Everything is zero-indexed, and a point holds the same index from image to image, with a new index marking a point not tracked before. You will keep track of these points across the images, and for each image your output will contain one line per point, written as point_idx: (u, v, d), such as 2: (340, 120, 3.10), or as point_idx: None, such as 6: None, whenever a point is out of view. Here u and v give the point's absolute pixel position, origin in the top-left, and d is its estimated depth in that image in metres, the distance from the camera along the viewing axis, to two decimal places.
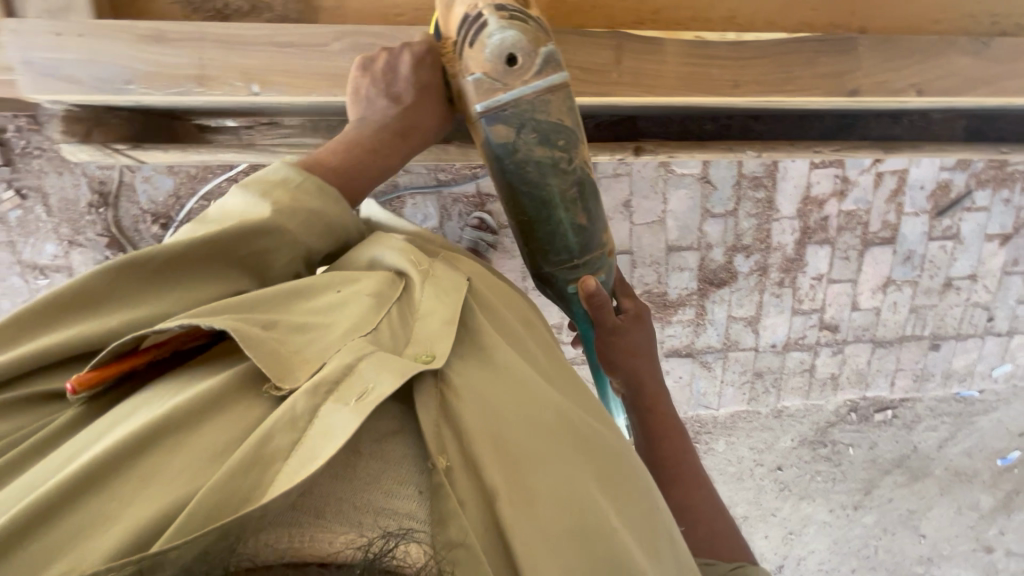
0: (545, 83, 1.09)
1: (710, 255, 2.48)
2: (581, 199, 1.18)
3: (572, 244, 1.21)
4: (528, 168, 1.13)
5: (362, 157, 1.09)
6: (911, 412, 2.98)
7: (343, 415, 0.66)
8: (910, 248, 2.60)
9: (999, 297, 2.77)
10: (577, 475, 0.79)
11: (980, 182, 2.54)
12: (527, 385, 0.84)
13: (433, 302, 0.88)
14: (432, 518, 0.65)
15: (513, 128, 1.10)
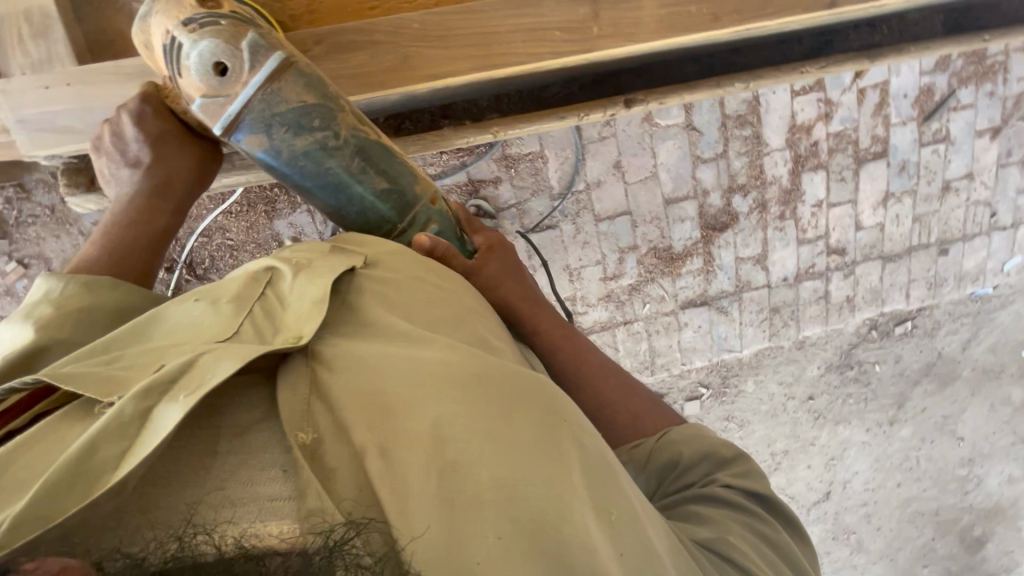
0: (262, 82, 1.20)
1: (708, 201, 2.49)
2: (366, 167, 1.28)
3: (385, 210, 1.29)
4: (301, 161, 1.25)
5: (132, 223, 1.28)
6: (930, 320, 2.99)
7: (174, 408, 0.70)
8: (903, 158, 2.60)
9: (998, 191, 2.77)
10: (459, 422, 0.77)
11: (962, 79, 2.53)
12: (412, 345, 0.88)
13: (303, 290, 0.93)
14: (297, 492, 0.71)
15: (261, 133, 1.22)
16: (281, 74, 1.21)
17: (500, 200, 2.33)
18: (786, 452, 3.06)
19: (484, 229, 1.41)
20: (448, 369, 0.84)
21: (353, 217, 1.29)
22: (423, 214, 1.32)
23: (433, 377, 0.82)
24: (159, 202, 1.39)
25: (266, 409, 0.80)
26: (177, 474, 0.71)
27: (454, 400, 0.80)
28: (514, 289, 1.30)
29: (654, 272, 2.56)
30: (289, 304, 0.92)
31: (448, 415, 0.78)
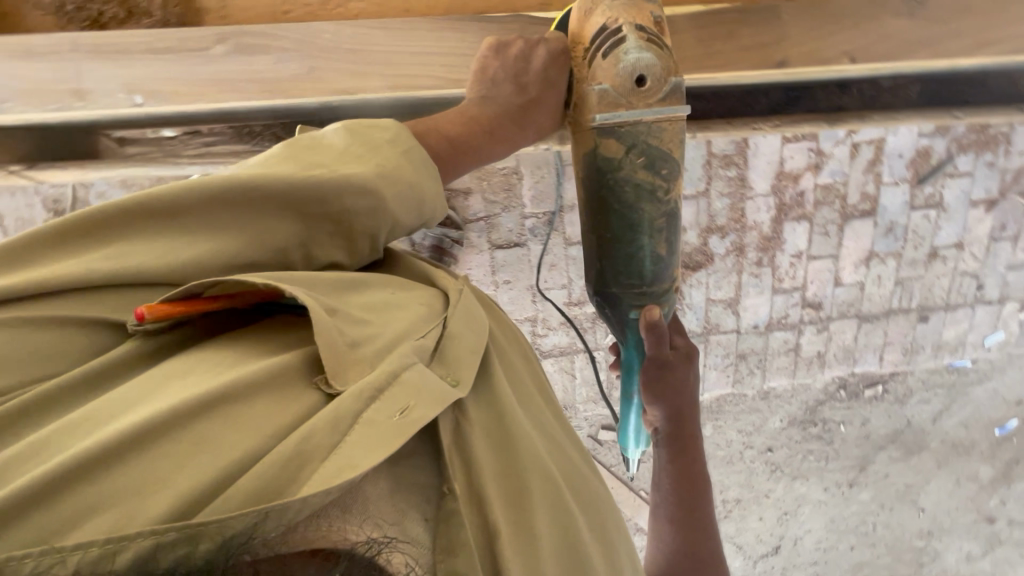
0: (660, 113, 1.53)
1: (684, 239, 2.43)
2: (662, 230, 1.63)
3: (649, 269, 1.64)
4: (629, 189, 1.57)
5: (475, 134, 1.50)
6: (902, 386, 2.91)
7: (389, 424, 0.83)
8: (891, 219, 2.52)
9: (988, 264, 2.69)
10: (556, 500, 1.03)
11: (961, 147, 2.44)
12: (526, 427, 1.09)
13: (462, 335, 1.10)
14: (436, 547, 0.82)
15: (622, 146, 1.54)
16: (675, 118, 1.55)
17: (471, 213, 2.27)
18: (738, 501, 2.98)
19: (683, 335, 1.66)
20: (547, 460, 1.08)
21: (620, 254, 1.63)
22: (666, 294, 1.70)
23: (542, 463, 1.06)
24: (507, 126, 1.56)
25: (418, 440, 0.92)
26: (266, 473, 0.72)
27: (553, 490, 1.04)
28: (687, 394, 1.56)
29: None
30: (452, 335, 1.09)
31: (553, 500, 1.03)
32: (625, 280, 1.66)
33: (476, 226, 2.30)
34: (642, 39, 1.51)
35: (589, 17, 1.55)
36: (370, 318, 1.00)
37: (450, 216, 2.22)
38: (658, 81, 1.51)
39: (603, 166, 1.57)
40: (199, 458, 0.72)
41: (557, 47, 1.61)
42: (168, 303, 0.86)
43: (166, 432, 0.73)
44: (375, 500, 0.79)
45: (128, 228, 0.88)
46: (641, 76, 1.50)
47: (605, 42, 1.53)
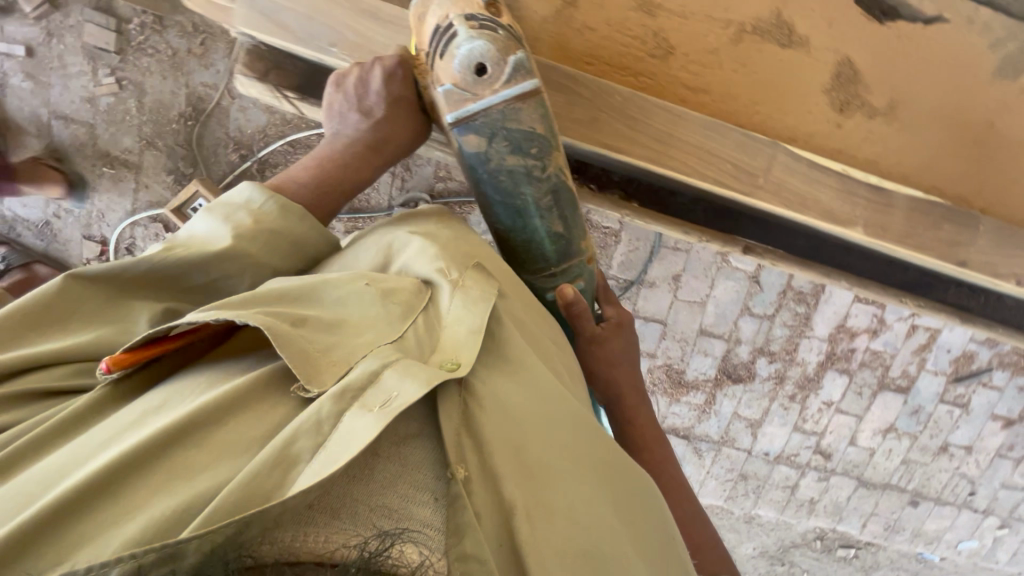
0: (513, 92, 1.20)
1: (736, 350, 2.54)
2: (553, 207, 1.33)
3: (549, 252, 1.37)
4: (502, 177, 1.28)
5: (337, 173, 1.26)
6: (872, 558, 3.00)
7: (366, 419, 0.71)
8: (919, 403, 2.67)
9: (985, 476, 2.84)
10: (585, 493, 0.83)
11: (1002, 362, 2.61)
12: (553, 407, 0.91)
13: (465, 317, 0.94)
14: (447, 529, 0.69)
15: (481, 138, 1.24)
16: (530, 96, 1.22)
17: None
18: None
19: (617, 305, 1.51)
20: (581, 446, 0.89)
21: (518, 245, 1.37)
22: (574, 267, 1.40)
23: (572, 448, 0.87)
24: (371, 156, 1.32)
25: (421, 426, 0.79)
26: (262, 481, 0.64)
27: (586, 482, 0.84)
28: (619, 367, 1.42)
29: (657, 386, 2.60)
30: (450, 320, 0.94)
31: (581, 492, 0.83)
32: (533, 267, 1.38)
33: None
34: (473, 27, 1.19)
35: (424, 16, 1.24)
36: (343, 328, 0.88)
37: None
38: (496, 66, 1.19)
39: (471, 164, 1.29)
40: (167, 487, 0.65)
41: (391, 63, 1.33)
42: (129, 349, 0.85)
43: (125, 467, 0.66)
44: (386, 491, 0.69)
45: (55, 315, 0.91)
46: (479, 65, 1.18)
47: (441, 40, 1.22)
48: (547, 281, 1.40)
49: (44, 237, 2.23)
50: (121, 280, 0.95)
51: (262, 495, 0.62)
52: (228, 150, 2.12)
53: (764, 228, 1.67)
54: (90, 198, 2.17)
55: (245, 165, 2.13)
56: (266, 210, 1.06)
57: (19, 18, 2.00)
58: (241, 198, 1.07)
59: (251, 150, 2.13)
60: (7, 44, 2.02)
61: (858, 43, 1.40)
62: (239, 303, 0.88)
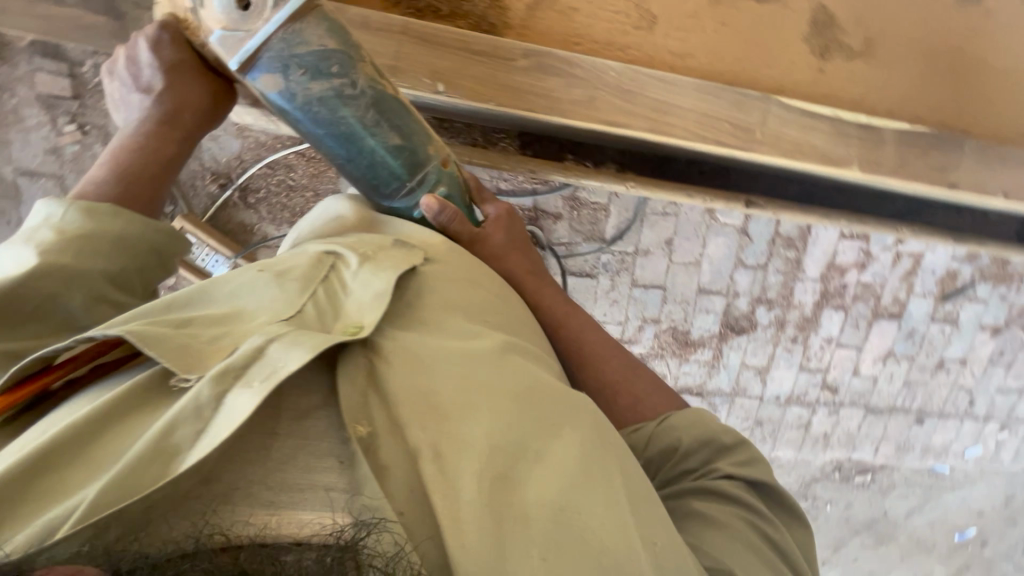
0: (285, 16, 1.11)
1: (735, 303, 2.61)
2: (383, 119, 1.23)
3: (394, 166, 1.26)
4: (315, 107, 1.18)
5: (138, 163, 1.27)
6: (887, 479, 3.14)
7: (245, 397, 0.78)
8: (913, 326, 2.78)
9: (981, 384, 2.99)
10: (492, 426, 0.88)
11: (983, 275, 2.74)
12: (465, 349, 0.96)
13: (370, 282, 0.98)
14: (351, 486, 0.81)
15: (279, 78, 1.15)
16: (309, 14, 1.13)
17: (554, 235, 2.39)
18: None
19: (494, 201, 1.45)
20: (497, 376, 0.93)
21: (363, 170, 1.26)
22: (432, 174, 1.30)
23: (485, 382, 0.92)
24: (168, 132, 1.32)
25: (325, 396, 0.87)
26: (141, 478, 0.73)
27: (497, 409, 0.90)
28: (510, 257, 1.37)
29: (666, 350, 2.65)
30: (353, 288, 0.98)
31: (492, 421, 0.88)
32: (390, 190, 1.29)
33: (554, 249, 2.40)
34: None
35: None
36: (225, 319, 0.91)
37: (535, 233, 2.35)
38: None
39: (285, 112, 1.19)
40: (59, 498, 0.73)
41: (154, 34, 1.31)
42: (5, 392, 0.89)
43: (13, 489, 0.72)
44: (285, 470, 0.80)
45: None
46: (243, 0, 1.11)
47: None
48: (410, 197, 1.29)
49: None
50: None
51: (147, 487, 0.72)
52: (206, 181, 2.09)
53: (755, 179, 1.73)
54: None
55: (226, 194, 2.11)
56: (65, 220, 1.09)
57: None
58: (41, 216, 1.09)
59: (230, 179, 2.10)
60: None
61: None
62: (123, 322, 0.90)
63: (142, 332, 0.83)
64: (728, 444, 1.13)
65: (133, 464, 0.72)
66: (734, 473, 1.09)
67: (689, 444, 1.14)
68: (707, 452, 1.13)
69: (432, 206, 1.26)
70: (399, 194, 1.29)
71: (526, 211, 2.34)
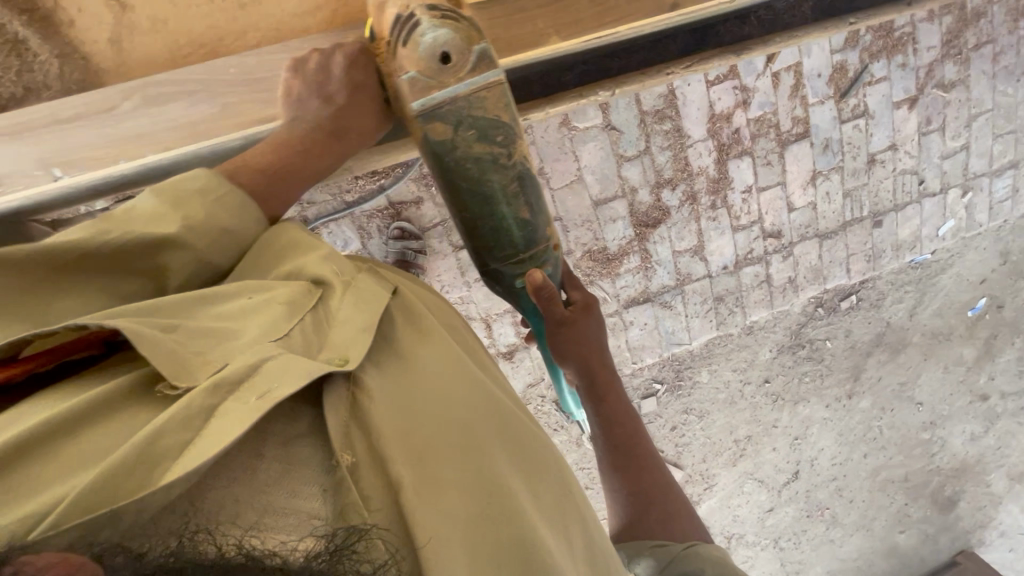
0: (484, 82, 1.25)
1: (637, 199, 2.48)
2: (520, 195, 1.35)
3: (517, 237, 1.39)
4: (467, 163, 1.30)
5: (295, 156, 1.28)
6: (874, 291, 3.03)
7: (245, 408, 0.78)
8: (825, 136, 2.62)
9: (923, 159, 2.81)
10: (474, 458, 0.92)
11: (872, 54, 2.56)
12: (433, 382, 1.01)
13: (353, 311, 1.04)
14: (334, 514, 0.77)
15: (449, 126, 1.26)
16: (493, 83, 1.26)
17: (425, 220, 2.29)
18: (749, 437, 3.06)
19: (581, 288, 1.56)
20: (464, 405, 1.00)
21: (488, 231, 1.36)
22: (546, 256, 1.45)
23: (454, 408, 0.98)
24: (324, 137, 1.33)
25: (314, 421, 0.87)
26: (158, 465, 0.71)
27: (466, 432, 0.96)
28: (588, 354, 1.52)
29: (593, 274, 2.54)
30: (337, 317, 1.02)
31: (459, 449, 0.92)
32: (501, 259, 1.41)
33: (432, 231, 2.31)
34: (436, 17, 1.21)
35: (383, 5, 1.24)
36: (224, 323, 0.96)
37: (405, 226, 2.26)
38: (461, 55, 1.22)
39: (437, 153, 1.29)
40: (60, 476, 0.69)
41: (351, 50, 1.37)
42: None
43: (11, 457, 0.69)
44: (267, 480, 0.77)
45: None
46: (444, 54, 1.21)
47: (403, 27, 1.23)
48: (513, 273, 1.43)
49: None
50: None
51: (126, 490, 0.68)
52: None
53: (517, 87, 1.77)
54: None
55: None
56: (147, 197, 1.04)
57: None
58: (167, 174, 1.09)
59: None
60: None
61: None
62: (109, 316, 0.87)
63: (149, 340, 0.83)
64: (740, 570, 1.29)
65: (124, 461, 0.69)
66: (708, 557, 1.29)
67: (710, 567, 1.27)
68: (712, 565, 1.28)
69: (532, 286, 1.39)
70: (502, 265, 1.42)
71: (385, 210, 2.25)
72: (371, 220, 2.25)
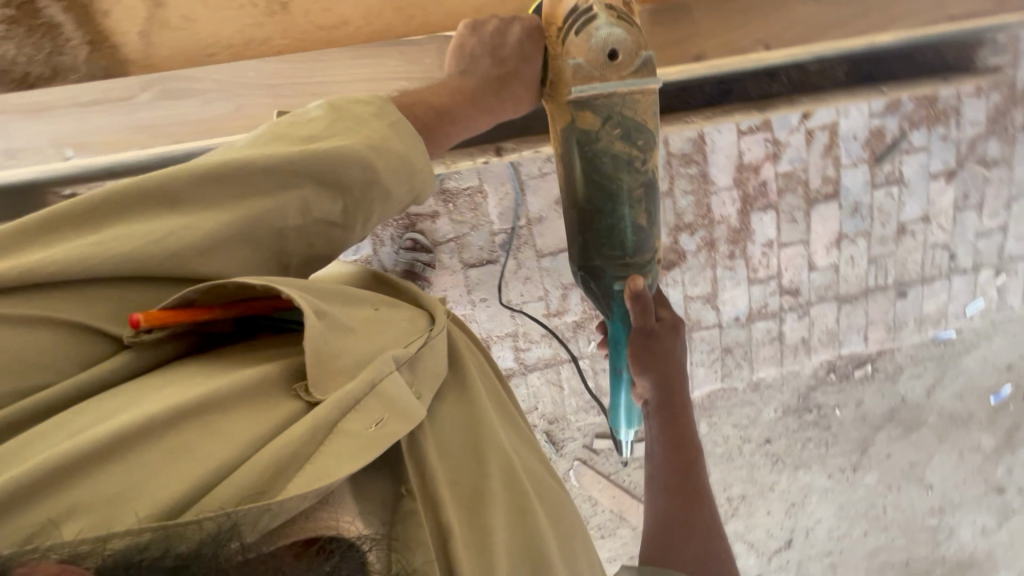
0: (635, 79, 1.54)
1: (654, 239, 2.46)
2: (642, 200, 1.62)
3: (629, 240, 1.63)
4: (603, 156, 1.58)
5: (463, 105, 1.49)
6: (891, 363, 2.92)
7: (365, 434, 0.85)
8: (855, 199, 2.56)
9: (957, 234, 2.73)
10: (513, 512, 1.04)
11: (913, 123, 2.50)
12: (480, 425, 1.11)
13: (440, 339, 1.14)
14: (398, 542, 0.86)
15: (598, 118, 1.55)
16: (647, 90, 1.56)
17: (439, 235, 2.30)
18: (744, 497, 2.95)
19: (668, 307, 1.66)
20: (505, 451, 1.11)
21: (603, 227, 1.62)
22: (648, 265, 1.67)
23: (497, 452, 1.09)
24: (493, 98, 1.55)
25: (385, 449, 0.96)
26: (269, 478, 0.76)
27: (506, 478, 1.07)
28: (670, 367, 1.55)
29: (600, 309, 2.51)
30: (434, 340, 1.13)
31: (498, 494, 1.03)
32: (609, 257, 1.64)
33: (444, 246, 2.32)
34: (613, 17, 1.50)
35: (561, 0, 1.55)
36: (363, 323, 1.01)
37: (417, 239, 2.28)
38: (627, 55, 1.52)
39: (581, 140, 1.57)
40: (189, 456, 0.73)
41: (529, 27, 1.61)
42: (159, 310, 0.84)
43: (128, 440, 0.71)
44: (346, 504, 0.83)
45: (52, 227, 0.79)
46: (612, 51, 1.50)
47: (577, 18, 1.52)
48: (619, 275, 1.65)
49: None
50: (122, 202, 0.84)
51: (250, 493, 0.74)
52: None
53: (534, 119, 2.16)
54: None
55: None
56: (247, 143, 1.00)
57: None
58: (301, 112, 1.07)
59: None
60: None
61: None
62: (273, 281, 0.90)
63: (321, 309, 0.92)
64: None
65: (252, 466, 0.75)
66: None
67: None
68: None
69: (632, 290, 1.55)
70: (614, 265, 1.64)
71: (400, 219, 2.27)
72: (385, 229, 2.27)
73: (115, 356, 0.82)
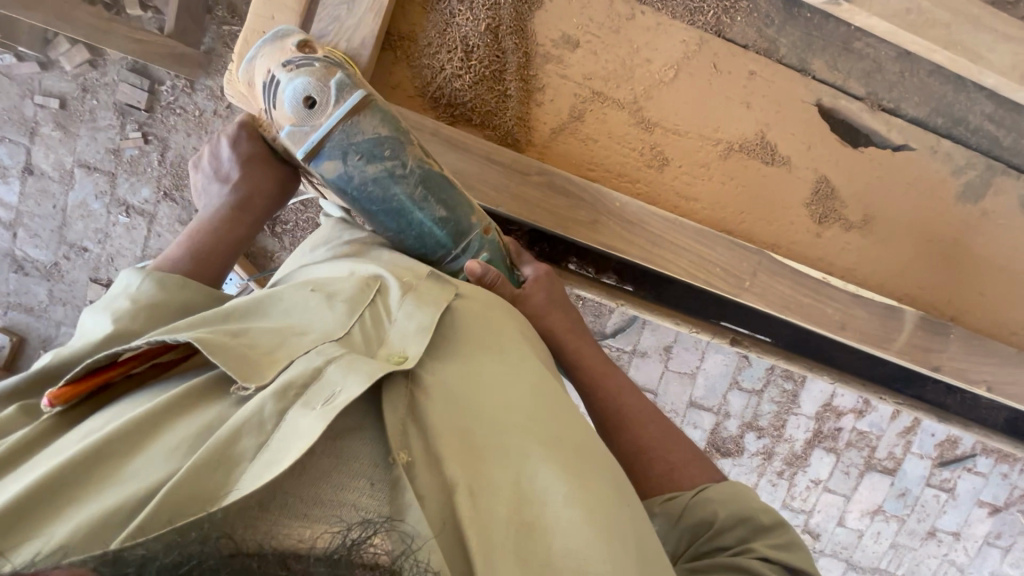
0: (345, 110, 0.80)
1: (724, 423, 2.58)
2: (430, 190, 0.86)
3: (438, 244, 0.88)
4: (368, 188, 0.84)
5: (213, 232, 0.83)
6: None
7: (308, 416, 0.52)
8: (906, 486, 2.66)
9: (975, 563, 2.77)
10: (532, 456, 0.59)
11: (985, 449, 2.62)
12: (521, 379, 0.66)
13: (416, 314, 0.68)
14: (390, 512, 0.51)
15: (333, 159, 0.82)
16: (368, 100, 0.83)
17: None
18: None
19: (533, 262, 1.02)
20: (552, 407, 0.64)
21: (414, 247, 0.89)
22: (474, 242, 0.91)
23: (530, 413, 0.63)
24: (235, 218, 0.87)
25: (366, 415, 0.57)
26: (209, 478, 0.49)
27: (550, 440, 0.60)
28: (539, 297, 0.94)
29: None
30: (398, 317, 0.68)
31: (533, 464, 0.58)
32: (430, 260, 0.89)
33: None
34: (292, 68, 0.82)
35: (250, 75, 0.87)
36: (284, 324, 0.67)
37: None
38: (323, 93, 0.81)
39: (331, 182, 0.84)
40: (104, 499, 0.48)
41: (232, 131, 0.93)
42: (70, 381, 0.60)
43: (42, 506, 0.47)
44: (345, 463, 0.52)
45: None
46: (307, 98, 0.81)
47: (268, 93, 0.84)
48: (455, 270, 0.90)
49: (48, 277, 2.25)
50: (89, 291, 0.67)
51: (201, 499, 0.48)
52: None
53: None
54: (102, 243, 2.21)
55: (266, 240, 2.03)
56: (145, 293, 0.69)
57: (58, 74, 2.04)
58: (121, 287, 0.70)
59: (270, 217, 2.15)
60: (42, 95, 2.05)
61: (835, 162, 1.14)
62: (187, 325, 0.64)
63: (211, 343, 0.58)
64: (766, 521, 0.72)
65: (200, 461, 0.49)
66: (773, 560, 0.68)
67: (726, 519, 0.72)
68: (744, 528, 0.72)
69: (471, 273, 0.86)
70: (443, 265, 0.90)
71: None
72: None
73: (50, 420, 0.59)
